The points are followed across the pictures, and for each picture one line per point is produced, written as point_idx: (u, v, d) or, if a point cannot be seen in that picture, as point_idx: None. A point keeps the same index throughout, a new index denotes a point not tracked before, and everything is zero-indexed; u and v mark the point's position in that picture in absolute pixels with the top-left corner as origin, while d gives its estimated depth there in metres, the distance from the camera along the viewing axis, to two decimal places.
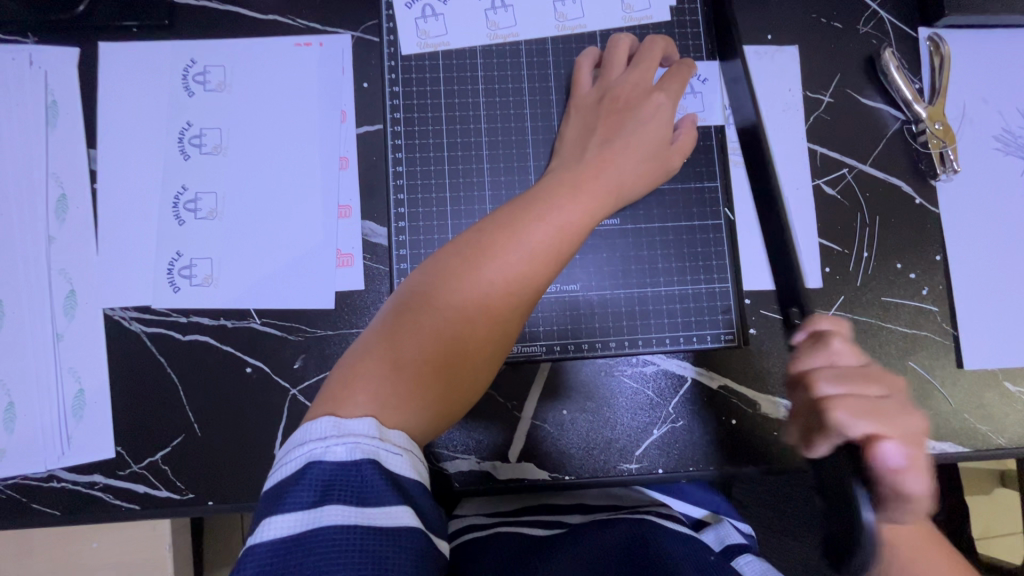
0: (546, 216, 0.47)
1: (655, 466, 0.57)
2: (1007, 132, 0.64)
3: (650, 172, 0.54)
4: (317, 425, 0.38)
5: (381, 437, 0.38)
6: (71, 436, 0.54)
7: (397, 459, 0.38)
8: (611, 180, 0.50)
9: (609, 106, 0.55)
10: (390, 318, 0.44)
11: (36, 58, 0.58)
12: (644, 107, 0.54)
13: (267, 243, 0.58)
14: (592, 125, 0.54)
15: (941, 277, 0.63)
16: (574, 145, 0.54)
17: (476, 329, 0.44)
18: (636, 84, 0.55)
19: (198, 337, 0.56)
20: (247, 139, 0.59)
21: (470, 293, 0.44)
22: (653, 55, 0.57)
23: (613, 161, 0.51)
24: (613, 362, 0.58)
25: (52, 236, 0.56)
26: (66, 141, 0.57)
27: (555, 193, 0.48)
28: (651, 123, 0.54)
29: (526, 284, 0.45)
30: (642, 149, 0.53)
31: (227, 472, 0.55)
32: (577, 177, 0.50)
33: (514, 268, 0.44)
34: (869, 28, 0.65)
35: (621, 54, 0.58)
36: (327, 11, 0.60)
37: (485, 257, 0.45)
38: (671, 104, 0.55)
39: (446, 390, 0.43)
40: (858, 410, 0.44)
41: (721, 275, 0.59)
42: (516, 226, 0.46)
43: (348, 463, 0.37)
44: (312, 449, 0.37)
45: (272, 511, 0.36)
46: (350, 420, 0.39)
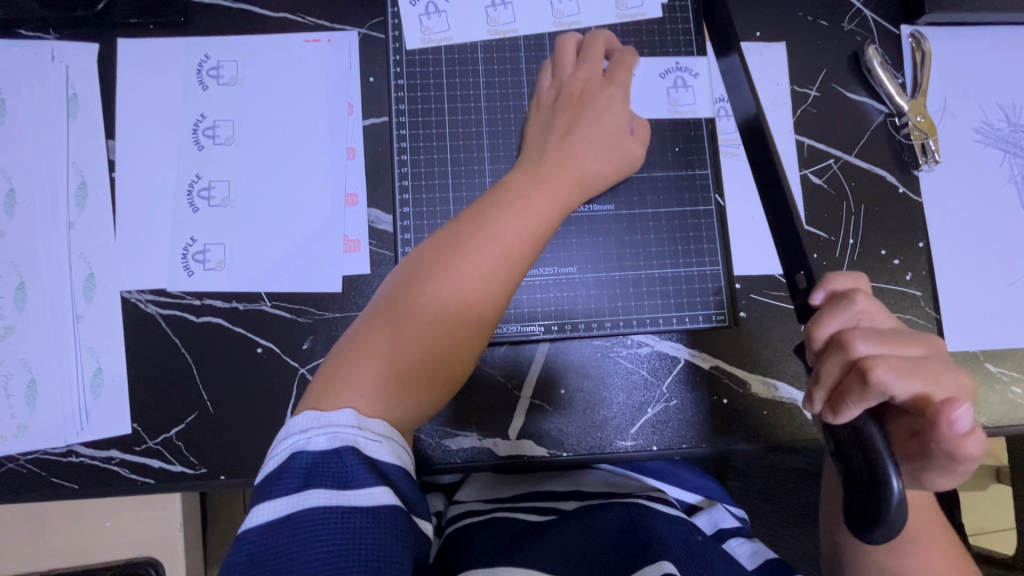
0: (510, 213, 0.49)
1: (650, 444, 0.60)
2: (987, 125, 0.67)
3: (613, 163, 0.56)
4: (298, 421, 0.41)
5: (359, 425, 0.41)
6: (89, 412, 0.56)
7: (375, 445, 0.40)
8: (575, 174, 0.53)
9: (565, 102, 0.56)
10: (366, 321, 0.47)
11: (58, 53, 0.61)
12: (598, 102, 0.56)
13: (277, 229, 0.60)
14: (551, 121, 0.56)
15: (924, 263, 0.65)
16: (536, 139, 0.56)
17: (449, 322, 0.46)
18: (587, 79, 0.57)
19: (211, 318, 0.59)
20: (259, 131, 0.61)
21: (442, 288, 0.46)
22: (596, 50, 0.59)
23: (575, 154, 0.53)
24: (609, 343, 0.61)
25: (72, 223, 0.58)
26: (86, 132, 0.60)
27: (520, 190, 0.50)
28: (605, 117, 0.56)
29: (495, 277, 0.47)
30: (598, 142, 0.55)
31: (239, 448, 0.57)
32: (542, 174, 0.52)
33: (483, 263, 0.47)
34: (854, 25, 0.68)
35: (569, 51, 0.59)
36: (336, 8, 0.63)
37: (450, 256, 0.47)
38: (623, 97, 0.57)
39: (424, 380, 0.46)
40: (903, 369, 0.40)
41: (712, 259, 0.61)
42: (484, 223, 0.48)
43: (329, 451, 0.39)
44: (295, 441, 0.40)
45: (261, 499, 0.38)
46: (330, 413, 0.41)
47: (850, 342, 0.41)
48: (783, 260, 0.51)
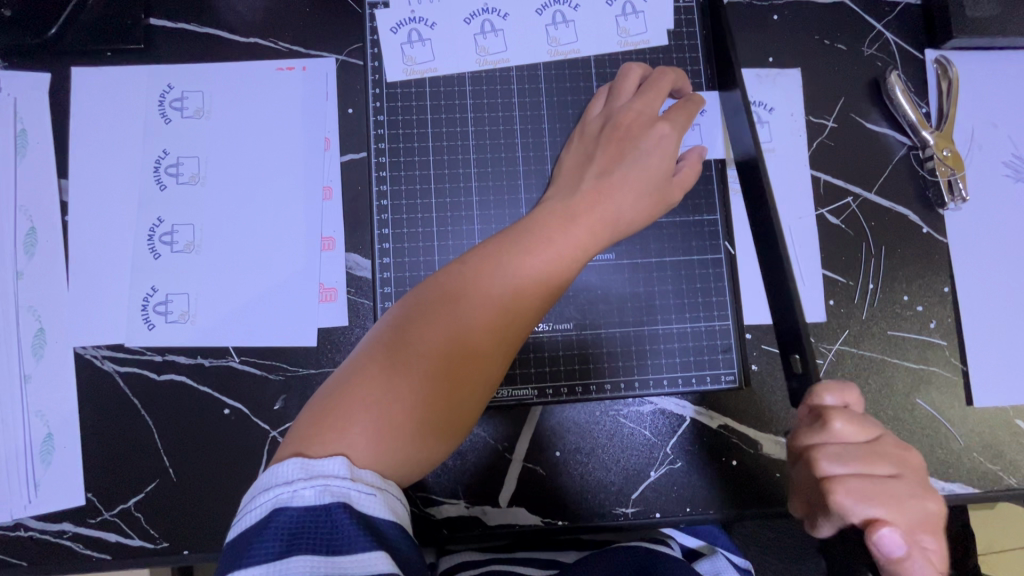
0: (534, 249, 0.44)
1: (653, 510, 0.55)
2: (1018, 159, 0.62)
3: (652, 207, 0.50)
4: (282, 468, 0.36)
5: (353, 476, 0.36)
6: (38, 482, 0.51)
7: (370, 500, 0.36)
8: (605, 216, 0.47)
9: (610, 133, 0.51)
10: (366, 355, 0.41)
11: (5, 84, 0.55)
12: (648, 140, 0.50)
13: (247, 277, 0.55)
14: (591, 154, 0.51)
15: (950, 309, 0.60)
16: (571, 174, 0.51)
17: (458, 369, 0.41)
18: (642, 111, 0.52)
19: (174, 377, 0.54)
20: (227, 168, 0.56)
21: (453, 329, 0.41)
22: (662, 87, 0.53)
23: (611, 194, 0.48)
24: (609, 402, 0.56)
25: (20, 272, 0.53)
26: (37, 171, 0.55)
27: (547, 225, 0.46)
28: (654, 156, 0.50)
29: (511, 324, 0.43)
30: (641, 186, 0.49)
31: (204, 520, 0.52)
32: (567, 210, 0.47)
33: (498, 305, 0.42)
34: (874, 50, 0.63)
35: (631, 81, 0.54)
36: (311, 34, 0.58)
37: (472, 292, 0.42)
38: (676, 137, 0.51)
39: (422, 433, 0.40)
40: (866, 494, 0.37)
41: (722, 312, 0.56)
42: (504, 259, 0.43)
43: (318, 508, 0.35)
44: (278, 494, 0.35)
45: (235, 565, 0.33)
46: (320, 460, 0.36)
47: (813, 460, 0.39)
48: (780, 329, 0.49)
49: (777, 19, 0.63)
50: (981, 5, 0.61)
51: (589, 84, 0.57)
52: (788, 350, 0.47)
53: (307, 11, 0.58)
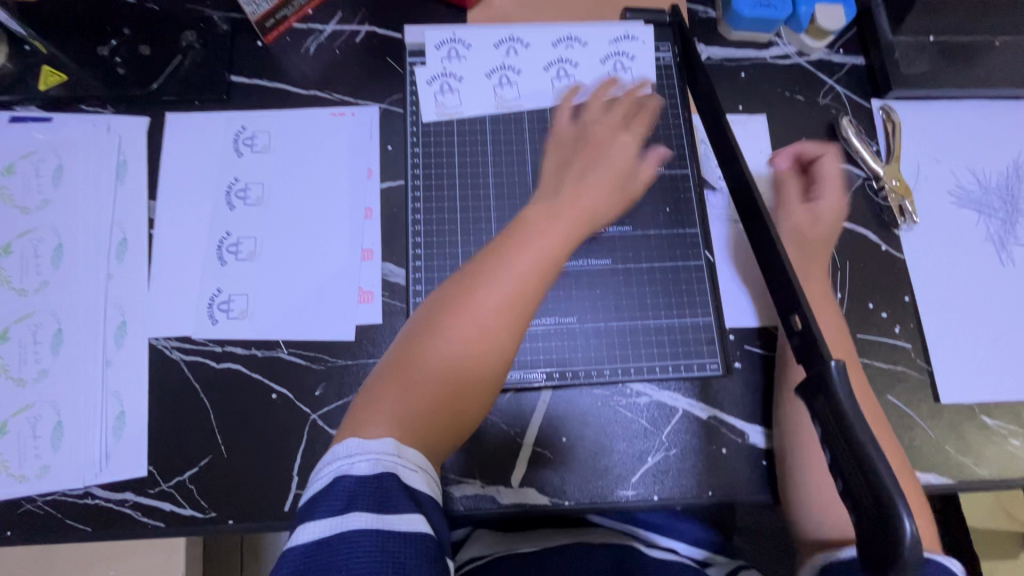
0: (527, 243, 0.53)
1: (651, 493, 0.60)
2: (960, 188, 0.72)
3: (620, 200, 0.60)
4: (342, 446, 0.44)
5: (398, 453, 0.43)
6: (110, 454, 0.58)
7: (413, 474, 0.43)
8: (586, 210, 0.57)
9: (587, 143, 0.62)
10: (395, 355, 0.50)
11: (113, 125, 0.68)
12: (614, 146, 0.62)
13: (298, 281, 0.65)
14: (569, 159, 0.61)
15: (912, 317, 0.68)
16: (554, 177, 0.60)
17: (463, 356, 0.49)
18: (607, 124, 0.64)
19: (231, 365, 0.62)
20: (285, 192, 0.68)
21: (457, 326, 0.50)
22: (625, 106, 0.66)
23: (587, 193, 0.58)
24: (609, 392, 0.63)
25: (111, 274, 0.63)
26: (132, 192, 0.66)
27: (537, 223, 0.55)
28: (620, 158, 0.61)
29: (504, 316, 0.50)
30: (608, 183, 0.59)
31: (248, 492, 0.59)
32: (555, 208, 0.56)
33: (494, 303, 0.50)
34: (828, 99, 0.75)
35: (598, 100, 0.66)
36: (360, 88, 0.72)
37: (478, 284, 0.51)
38: (635, 143, 0.63)
39: (443, 415, 0.48)
40: (827, 171, 0.69)
41: (705, 310, 0.64)
42: (502, 257, 0.52)
43: (372, 476, 0.41)
44: (339, 465, 0.42)
45: (306, 519, 0.40)
46: (371, 440, 0.44)
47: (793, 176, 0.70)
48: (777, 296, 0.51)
49: (744, 75, 0.75)
50: (914, 64, 0.74)
51: None
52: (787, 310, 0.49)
53: (358, 70, 0.72)
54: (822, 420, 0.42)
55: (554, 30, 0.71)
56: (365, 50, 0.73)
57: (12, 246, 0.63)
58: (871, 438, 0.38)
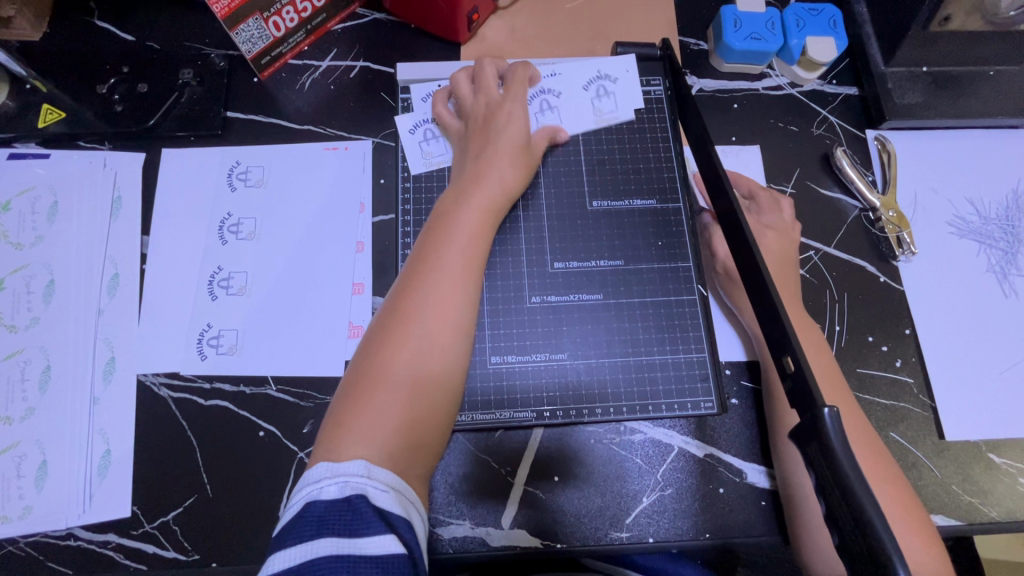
0: (455, 231, 0.54)
1: (646, 535, 0.59)
2: (959, 218, 0.71)
3: (527, 166, 0.62)
4: (311, 472, 0.43)
5: (369, 474, 0.43)
6: (93, 494, 0.58)
7: (384, 494, 0.42)
8: (499, 184, 0.58)
9: (474, 126, 0.62)
10: (352, 374, 0.48)
11: (109, 161, 0.69)
12: (500, 117, 0.61)
13: (287, 315, 0.65)
14: (466, 146, 0.62)
15: (913, 350, 0.66)
16: (458, 166, 0.61)
17: (420, 356, 0.48)
18: (487, 101, 0.63)
19: (219, 402, 0.61)
20: (276, 226, 0.68)
21: (406, 330, 0.49)
22: (486, 76, 0.65)
23: (492, 168, 0.59)
24: (602, 429, 0.62)
25: (102, 309, 0.63)
26: (125, 228, 0.67)
27: (461, 207, 0.56)
28: (510, 129, 0.61)
29: (450, 304, 0.51)
30: (512, 154, 0.60)
31: (232, 534, 0.57)
32: (467, 188, 0.57)
33: (441, 296, 0.51)
34: (822, 130, 0.75)
35: (463, 84, 0.65)
36: (354, 123, 0.72)
37: (415, 280, 0.51)
38: (520, 108, 0.63)
39: (414, 417, 0.47)
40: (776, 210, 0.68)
41: (699, 345, 0.63)
42: (437, 248, 0.53)
43: (342, 500, 0.41)
44: (308, 491, 0.42)
45: (277, 547, 0.40)
46: (342, 463, 0.43)
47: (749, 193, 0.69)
48: (769, 337, 0.51)
49: (737, 106, 0.75)
50: (908, 95, 0.73)
51: (579, 155, 0.69)
52: (778, 351, 0.49)
53: (351, 105, 0.73)
54: (816, 467, 0.41)
55: (540, 68, 0.71)
56: (359, 85, 0.74)
57: (5, 282, 0.63)
58: (868, 492, 0.36)
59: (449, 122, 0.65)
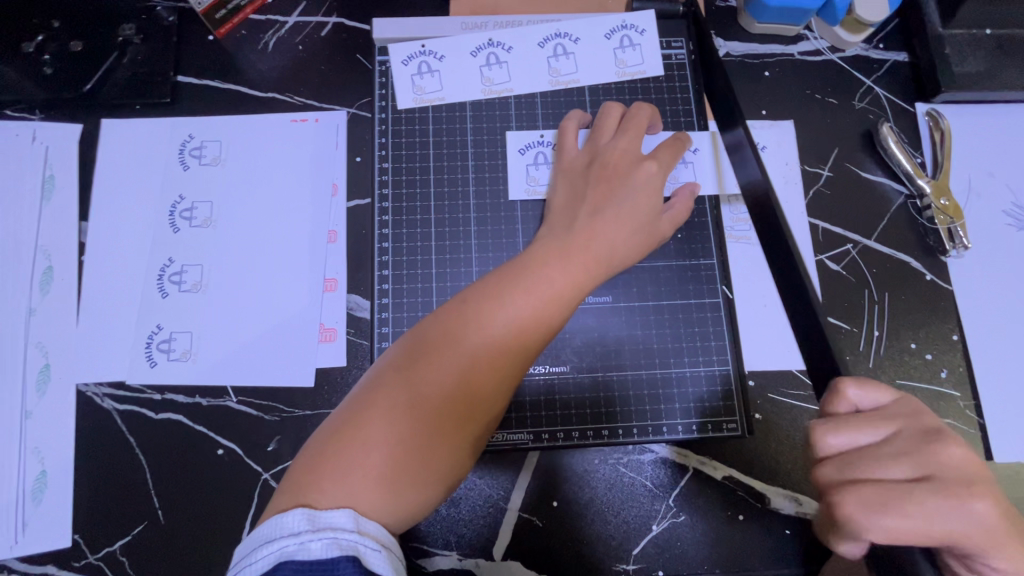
0: (532, 287, 0.45)
1: (655, 568, 0.52)
2: (1018, 208, 0.62)
3: (644, 243, 0.51)
4: (290, 518, 0.36)
5: (360, 529, 0.36)
6: (27, 521, 0.51)
7: (376, 555, 0.36)
8: (602, 250, 0.48)
9: (598, 172, 0.52)
10: (362, 397, 0.42)
11: (39, 134, 0.59)
12: (635, 176, 0.51)
13: (249, 315, 0.56)
14: (581, 191, 0.51)
15: (961, 358, 0.59)
16: (564, 210, 0.51)
17: (432, 418, 0.41)
18: (625, 151, 0.52)
19: (171, 416, 0.54)
20: (236, 212, 0.59)
21: (453, 378, 0.42)
22: (640, 122, 0.54)
23: (604, 231, 0.49)
24: (609, 450, 0.54)
25: (33, 309, 0.55)
26: (59, 212, 0.58)
27: (545, 260, 0.47)
28: (642, 194, 0.51)
29: (502, 370, 0.43)
30: (631, 222, 0.50)
31: (188, 566, 0.51)
32: (565, 245, 0.48)
33: (483, 362, 0.42)
34: (865, 103, 0.65)
35: (611, 119, 0.55)
36: (325, 90, 0.62)
37: (468, 332, 0.43)
38: (662, 174, 0.52)
39: (412, 477, 0.40)
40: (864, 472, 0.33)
41: (722, 357, 0.55)
42: (498, 299, 0.44)
43: (325, 562, 0.35)
44: (284, 546, 0.35)
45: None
46: (326, 512, 0.37)
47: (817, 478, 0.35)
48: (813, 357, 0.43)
49: (768, 75, 0.65)
50: (967, 62, 0.63)
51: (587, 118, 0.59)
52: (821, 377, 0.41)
53: (322, 69, 0.63)
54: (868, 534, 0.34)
55: (540, 26, 0.60)
56: (331, 45, 0.63)
57: None
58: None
59: (566, 147, 0.55)
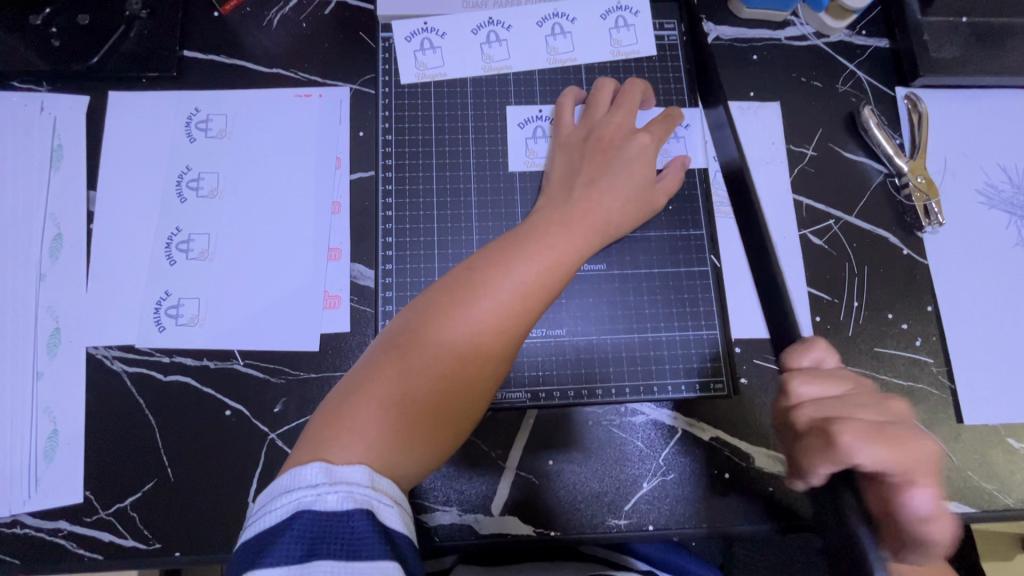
0: (533, 255, 0.47)
1: (646, 522, 0.55)
2: (990, 187, 0.65)
3: (637, 211, 0.54)
4: (306, 470, 0.38)
5: (373, 484, 0.38)
6: (40, 478, 0.52)
7: (389, 510, 0.38)
8: (599, 219, 0.51)
9: (594, 145, 0.54)
10: (372, 362, 0.44)
11: (47, 105, 0.60)
12: (629, 147, 0.54)
13: (256, 282, 0.58)
14: (578, 164, 0.54)
15: (934, 328, 0.62)
16: (561, 181, 0.54)
17: (440, 378, 0.43)
18: (620, 123, 0.55)
19: (180, 377, 0.56)
20: (242, 183, 0.60)
21: (461, 340, 0.44)
22: (632, 98, 0.57)
23: (600, 201, 0.51)
24: (602, 411, 0.56)
25: (43, 274, 0.56)
26: (67, 181, 0.59)
27: (546, 230, 0.49)
28: (635, 164, 0.54)
29: (506, 333, 0.45)
30: (626, 192, 0.53)
31: (197, 521, 0.53)
32: (564, 215, 0.50)
33: (489, 324, 0.44)
34: (848, 86, 0.68)
35: (605, 95, 0.58)
36: (329, 66, 0.64)
37: (473, 297, 0.45)
38: (654, 146, 0.55)
39: (425, 429, 0.43)
40: (864, 436, 0.38)
41: (709, 322, 0.58)
42: (501, 267, 0.46)
43: (340, 515, 0.36)
44: (301, 497, 0.37)
45: (257, 562, 0.35)
46: (342, 467, 0.38)
47: (796, 419, 0.41)
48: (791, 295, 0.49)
49: (757, 58, 0.68)
50: (944, 48, 0.67)
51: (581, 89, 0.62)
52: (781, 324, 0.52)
53: (326, 46, 0.64)
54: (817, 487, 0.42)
55: (539, 5, 0.62)
56: (335, 23, 0.65)
57: None
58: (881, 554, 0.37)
59: (563, 121, 0.57)
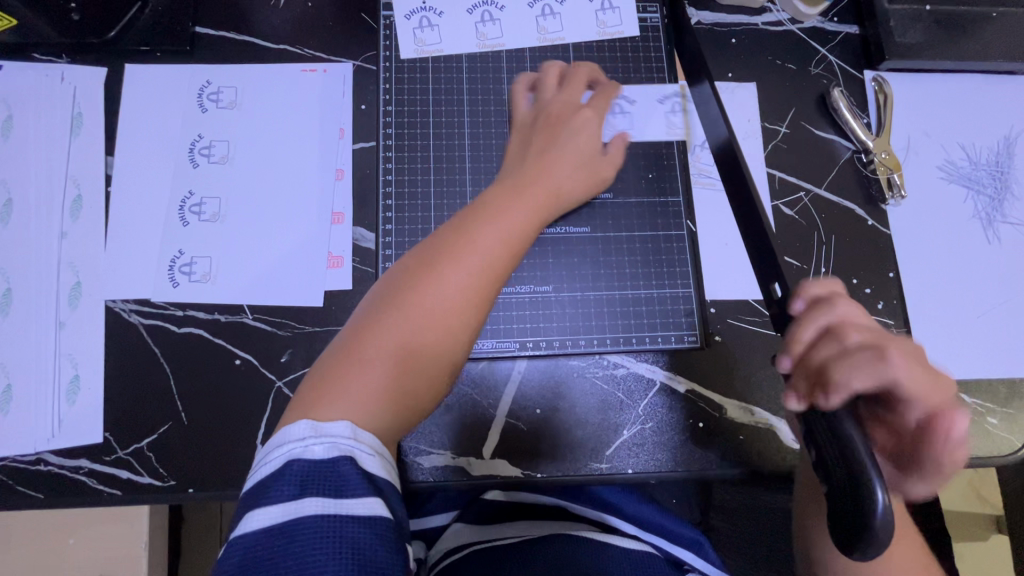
0: (491, 221, 0.51)
1: (625, 466, 0.59)
2: (950, 163, 0.70)
3: (591, 180, 0.59)
4: (295, 427, 0.41)
5: (356, 436, 0.41)
6: (63, 419, 0.56)
7: (370, 458, 0.41)
8: (552, 186, 0.55)
9: (544, 123, 0.59)
10: (350, 333, 0.47)
11: (67, 76, 0.64)
12: (575, 122, 0.59)
13: (264, 242, 0.62)
14: (530, 139, 0.59)
15: (896, 293, 0.67)
16: (517, 156, 0.58)
17: (416, 336, 0.46)
18: (566, 102, 0.61)
19: (192, 329, 0.60)
20: (251, 150, 0.64)
21: (429, 303, 0.47)
22: (578, 79, 0.62)
23: (554, 169, 0.56)
24: (585, 364, 0.61)
25: (64, 232, 0.60)
26: (86, 147, 0.63)
27: (502, 199, 0.53)
28: (582, 137, 0.58)
29: (474, 290, 0.48)
30: (577, 161, 0.58)
31: (209, 461, 0.57)
32: (519, 184, 0.54)
33: (458, 284, 0.48)
34: (820, 69, 0.73)
35: (551, 78, 0.63)
36: (333, 43, 0.68)
37: (441, 262, 0.48)
38: (599, 119, 0.60)
39: (406, 386, 0.45)
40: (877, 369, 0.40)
41: (685, 281, 0.63)
42: (465, 233, 0.50)
43: (327, 461, 0.39)
44: (291, 448, 0.40)
45: (254, 505, 0.38)
46: (326, 423, 0.41)
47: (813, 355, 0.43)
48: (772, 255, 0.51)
49: (735, 41, 0.73)
50: (908, 33, 0.71)
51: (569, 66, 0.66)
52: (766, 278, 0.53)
53: (331, 25, 0.68)
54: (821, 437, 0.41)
55: None
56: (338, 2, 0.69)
57: None
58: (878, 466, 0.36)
59: (521, 107, 0.63)
